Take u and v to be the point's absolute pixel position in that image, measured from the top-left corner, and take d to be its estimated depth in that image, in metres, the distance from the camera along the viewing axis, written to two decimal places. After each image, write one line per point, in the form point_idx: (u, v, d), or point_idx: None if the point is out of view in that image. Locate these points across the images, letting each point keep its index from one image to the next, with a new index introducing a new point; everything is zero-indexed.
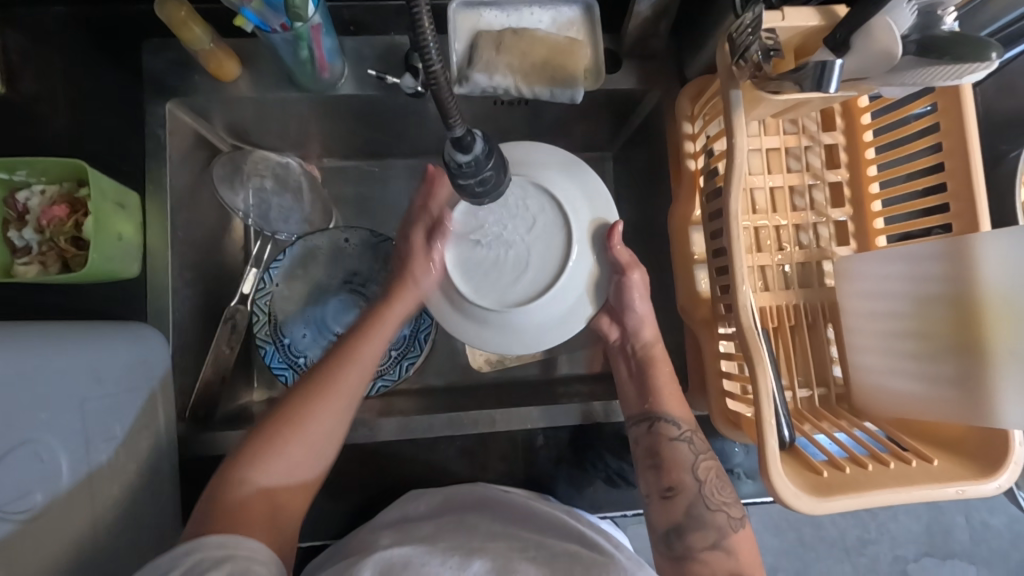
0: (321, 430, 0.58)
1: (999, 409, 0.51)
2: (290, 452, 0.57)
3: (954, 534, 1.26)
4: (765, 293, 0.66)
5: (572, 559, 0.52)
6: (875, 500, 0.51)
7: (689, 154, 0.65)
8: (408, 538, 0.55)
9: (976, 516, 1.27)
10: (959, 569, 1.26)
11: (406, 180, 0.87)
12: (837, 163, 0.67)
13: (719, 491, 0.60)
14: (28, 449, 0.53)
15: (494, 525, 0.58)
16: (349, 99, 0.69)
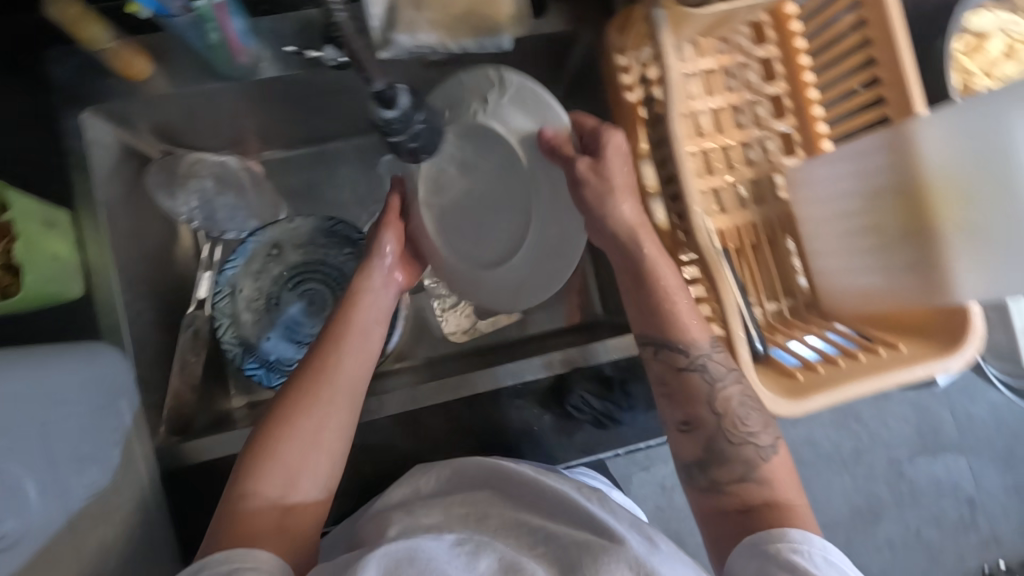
0: (348, 400, 0.56)
1: (957, 285, 0.52)
2: (321, 423, 0.55)
3: (942, 430, 1.31)
4: (721, 216, 0.67)
5: (579, 546, 0.49)
6: (848, 392, 0.53)
7: (626, 86, 0.63)
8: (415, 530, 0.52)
9: (960, 409, 1.32)
10: (951, 462, 1.31)
11: (353, 164, 0.87)
12: (774, 75, 0.67)
13: (744, 422, 0.56)
14: None
15: (502, 507, 0.56)
16: (274, 82, 0.66)
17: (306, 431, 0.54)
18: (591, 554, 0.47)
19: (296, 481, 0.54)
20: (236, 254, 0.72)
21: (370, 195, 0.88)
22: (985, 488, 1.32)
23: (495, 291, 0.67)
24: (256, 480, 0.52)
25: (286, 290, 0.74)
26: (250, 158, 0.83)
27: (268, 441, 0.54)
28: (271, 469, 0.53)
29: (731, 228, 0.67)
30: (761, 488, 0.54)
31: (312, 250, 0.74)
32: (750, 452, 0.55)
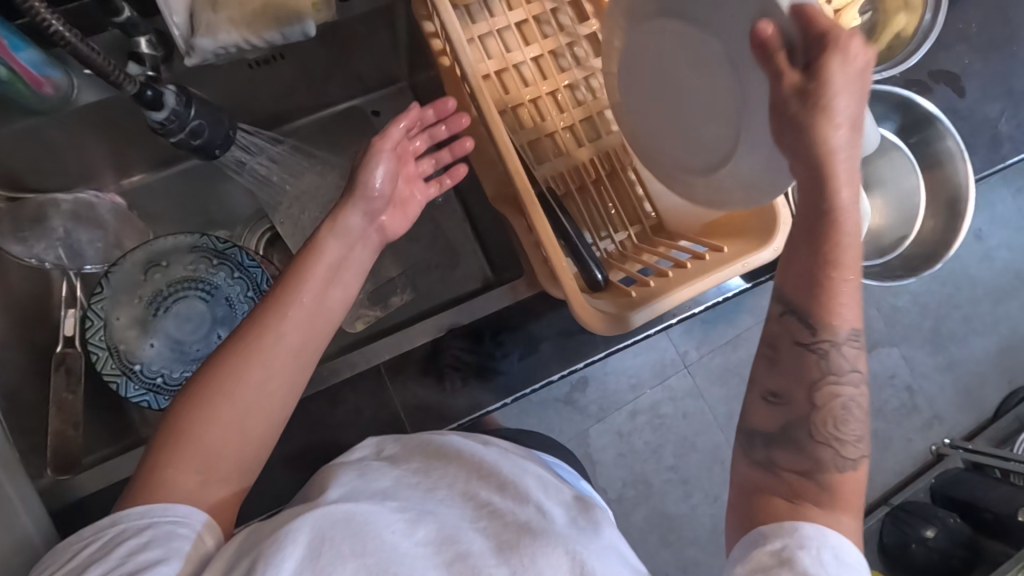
0: (278, 372, 0.52)
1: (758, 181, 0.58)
2: (254, 396, 0.51)
3: (871, 325, 1.34)
4: (559, 158, 0.68)
5: (514, 527, 0.50)
6: (673, 301, 0.55)
7: (438, 50, 0.65)
8: (360, 493, 0.53)
9: (885, 302, 1.35)
10: (885, 355, 1.34)
11: (216, 180, 0.86)
12: (587, 16, 0.69)
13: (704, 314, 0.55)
14: None
15: (450, 477, 0.57)
16: (94, 108, 0.67)
17: (239, 405, 0.51)
18: (527, 540, 0.49)
19: (221, 451, 0.50)
20: (102, 284, 0.71)
21: (241, 203, 0.87)
22: (919, 371, 1.34)
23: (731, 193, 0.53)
24: (180, 444, 0.49)
25: (159, 311, 0.74)
26: (110, 189, 0.82)
27: (197, 403, 0.50)
28: (200, 434, 0.49)
29: (570, 170, 0.68)
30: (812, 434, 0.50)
31: (181, 267, 0.75)
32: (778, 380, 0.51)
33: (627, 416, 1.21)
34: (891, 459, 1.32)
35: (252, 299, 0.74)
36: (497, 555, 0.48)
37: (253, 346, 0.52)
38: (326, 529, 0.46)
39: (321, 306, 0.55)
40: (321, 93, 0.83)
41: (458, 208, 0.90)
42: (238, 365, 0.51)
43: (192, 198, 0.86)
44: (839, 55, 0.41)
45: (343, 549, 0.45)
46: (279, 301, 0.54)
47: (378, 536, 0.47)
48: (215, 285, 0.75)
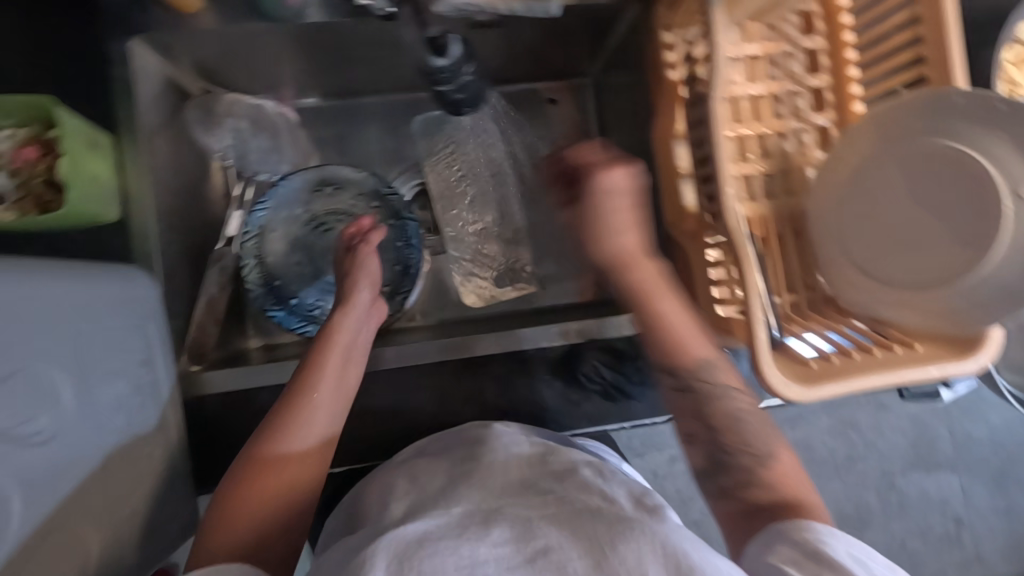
0: (315, 443, 0.57)
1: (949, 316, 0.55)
2: (297, 470, 0.56)
3: (938, 445, 1.26)
4: (750, 202, 0.67)
5: (597, 520, 0.46)
6: (863, 384, 0.53)
7: (669, 64, 0.63)
8: (426, 506, 0.53)
9: (960, 427, 1.26)
10: (944, 482, 1.26)
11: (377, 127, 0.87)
12: (818, 68, 0.67)
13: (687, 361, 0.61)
14: (32, 374, 0.41)
15: (496, 475, 0.55)
16: (319, 28, 0.67)
17: (284, 479, 0.55)
18: (612, 529, 0.45)
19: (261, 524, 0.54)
20: (267, 195, 0.72)
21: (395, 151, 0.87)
22: (974, 507, 1.26)
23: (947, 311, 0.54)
24: (235, 515, 0.53)
25: (307, 234, 0.75)
26: (285, 103, 0.83)
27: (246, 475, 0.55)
28: (250, 506, 0.54)
29: (758, 217, 0.67)
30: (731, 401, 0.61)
31: (342, 201, 0.76)
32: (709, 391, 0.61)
33: (666, 459, 1.14)
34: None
35: (400, 251, 0.76)
36: (580, 547, 0.44)
37: (292, 424, 0.56)
38: (402, 552, 0.44)
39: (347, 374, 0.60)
40: (510, 69, 0.82)
41: None
42: (275, 447, 0.55)
43: (352, 134, 0.87)
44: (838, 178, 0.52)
45: (424, 566, 0.43)
46: (312, 373, 0.58)
47: (452, 550, 0.45)
48: (368, 228, 0.76)
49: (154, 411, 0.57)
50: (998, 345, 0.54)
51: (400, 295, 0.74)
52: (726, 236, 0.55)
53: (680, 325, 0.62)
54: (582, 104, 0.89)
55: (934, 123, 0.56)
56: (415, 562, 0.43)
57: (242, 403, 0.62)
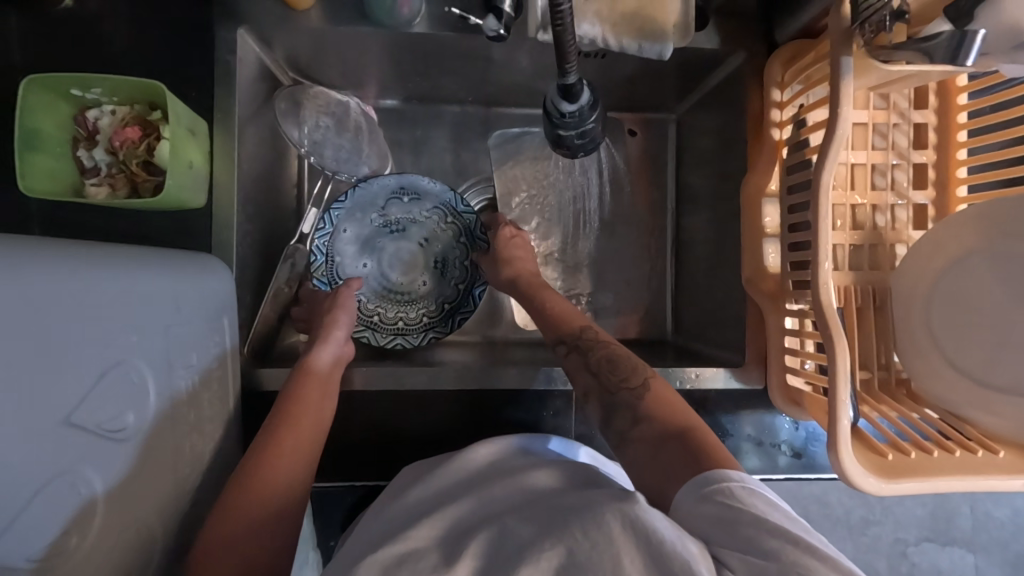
0: (302, 457, 0.54)
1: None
2: (290, 473, 0.53)
3: (956, 520, 1.13)
4: (838, 273, 0.64)
5: (567, 512, 0.43)
6: (942, 486, 0.51)
7: (776, 122, 0.63)
8: (407, 521, 0.51)
9: (980, 505, 1.14)
10: (957, 557, 1.14)
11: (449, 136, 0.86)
12: (925, 144, 0.65)
13: (614, 371, 0.58)
14: (121, 371, 0.41)
15: (474, 490, 0.53)
16: (420, 39, 0.67)
17: (272, 499, 0.51)
18: (581, 517, 0.41)
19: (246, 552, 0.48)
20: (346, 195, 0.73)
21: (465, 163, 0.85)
22: None
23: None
24: (215, 544, 0.47)
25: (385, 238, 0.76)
26: (367, 103, 0.82)
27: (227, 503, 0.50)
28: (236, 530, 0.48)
29: (843, 287, 0.65)
30: (651, 425, 0.53)
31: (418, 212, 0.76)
32: (627, 397, 0.56)
33: None
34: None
35: (468, 270, 0.76)
36: (549, 536, 0.41)
37: (275, 442, 0.53)
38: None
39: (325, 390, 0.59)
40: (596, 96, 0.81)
41: (666, 256, 0.86)
42: (260, 465, 0.52)
43: (426, 140, 0.85)
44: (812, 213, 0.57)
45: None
46: (294, 393, 0.57)
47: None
48: (438, 240, 0.76)
49: (220, 408, 0.56)
50: None
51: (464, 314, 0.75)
52: (817, 312, 0.53)
53: (598, 356, 0.60)
54: (661, 139, 0.87)
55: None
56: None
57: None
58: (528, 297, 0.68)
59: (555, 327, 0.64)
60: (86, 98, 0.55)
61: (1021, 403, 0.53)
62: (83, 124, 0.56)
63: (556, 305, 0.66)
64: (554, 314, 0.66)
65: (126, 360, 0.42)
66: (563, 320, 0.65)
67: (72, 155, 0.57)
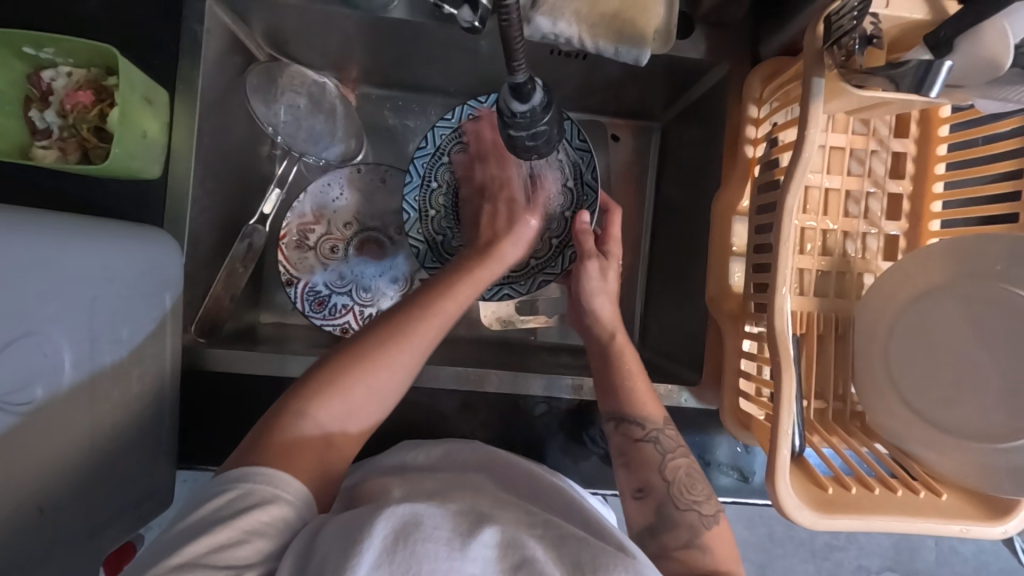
0: (373, 403, 0.54)
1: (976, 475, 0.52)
2: (393, 368, 0.55)
3: (920, 553, 1.12)
4: (800, 297, 0.63)
5: (581, 545, 0.43)
6: (876, 524, 0.50)
7: (750, 139, 0.63)
8: (417, 494, 0.51)
9: (946, 539, 1.13)
10: None
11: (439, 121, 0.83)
12: (902, 173, 0.64)
13: (689, 490, 0.58)
14: (31, 341, 0.45)
15: (483, 492, 0.53)
16: (398, 24, 0.65)
17: (367, 390, 0.53)
18: (598, 558, 0.42)
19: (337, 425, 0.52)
20: (425, 141, 0.72)
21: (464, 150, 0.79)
22: None
23: (978, 468, 0.51)
24: (279, 445, 0.48)
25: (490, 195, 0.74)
26: (347, 86, 0.79)
27: (301, 403, 0.52)
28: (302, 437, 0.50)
29: (804, 313, 0.63)
30: (704, 556, 0.54)
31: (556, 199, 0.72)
32: (692, 519, 0.56)
33: None
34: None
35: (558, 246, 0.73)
36: (564, 567, 0.41)
37: (358, 370, 0.53)
38: (401, 528, 0.41)
39: (420, 354, 0.56)
40: (581, 98, 0.80)
41: (639, 267, 0.85)
42: (374, 351, 0.55)
43: (403, 127, 0.82)
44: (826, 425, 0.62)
45: (418, 551, 0.40)
46: (391, 336, 0.55)
47: (444, 537, 0.41)
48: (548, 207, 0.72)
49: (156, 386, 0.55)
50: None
51: (511, 284, 0.72)
52: (768, 334, 0.52)
53: (674, 465, 0.59)
54: (646, 148, 0.85)
55: (1010, 267, 0.51)
56: (410, 544, 0.40)
57: (235, 382, 0.60)
58: (607, 360, 0.64)
59: (624, 403, 0.61)
60: (40, 58, 0.54)
61: (969, 448, 0.52)
62: (37, 84, 0.55)
63: (637, 378, 0.63)
64: (628, 392, 0.62)
65: (39, 329, 0.46)
66: (640, 402, 0.61)
67: (24, 115, 0.56)
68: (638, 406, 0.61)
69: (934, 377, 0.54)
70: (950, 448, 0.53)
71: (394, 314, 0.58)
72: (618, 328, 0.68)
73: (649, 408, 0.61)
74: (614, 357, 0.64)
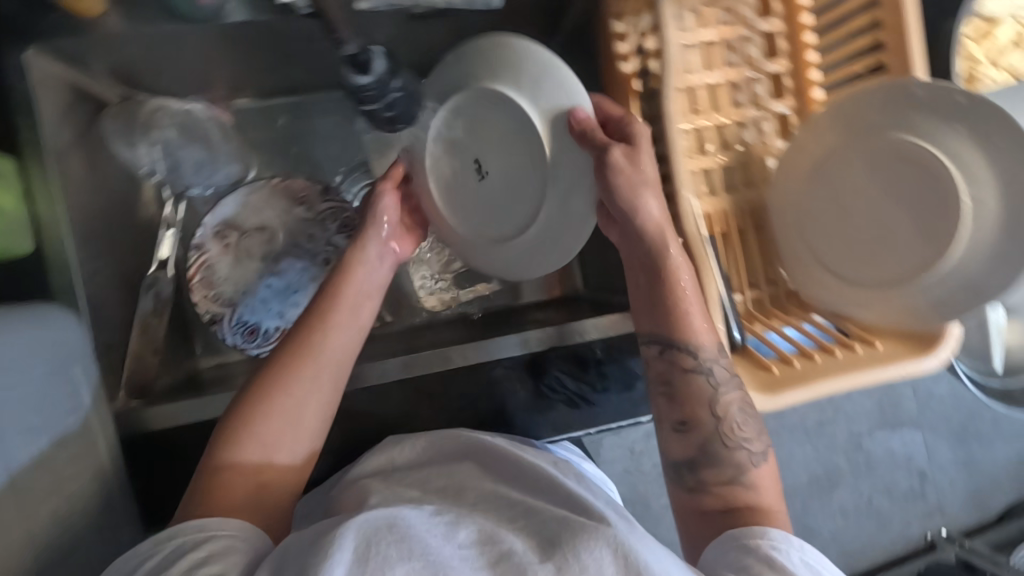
0: (307, 414, 0.52)
1: (909, 321, 0.53)
2: (325, 361, 0.53)
3: (902, 404, 1.18)
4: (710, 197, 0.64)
5: (560, 522, 0.44)
6: (822, 390, 0.52)
7: (621, 56, 0.61)
8: (392, 502, 0.50)
9: (923, 386, 1.18)
10: (907, 437, 1.18)
11: (328, 120, 0.80)
12: (777, 52, 0.64)
13: (742, 428, 0.52)
14: None
15: (468, 492, 0.52)
16: (243, 28, 0.61)
17: (294, 393, 0.52)
18: (574, 535, 0.42)
19: (278, 440, 0.51)
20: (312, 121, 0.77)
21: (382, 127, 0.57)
22: (937, 462, 1.19)
23: (908, 313, 0.53)
24: (214, 497, 0.47)
25: (473, 185, 0.61)
26: (218, 106, 0.76)
27: (230, 443, 0.49)
28: (239, 464, 0.49)
29: (719, 212, 0.64)
30: (754, 495, 0.51)
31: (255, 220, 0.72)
32: (741, 458, 0.52)
33: (644, 438, 1.12)
34: (883, 537, 1.19)
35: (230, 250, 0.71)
36: (540, 552, 0.42)
37: (276, 387, 0.51)
38: (372, 531, 0.42)
39: (340, 367, 0.54)
40: (458, 55, 0.77)
41: None
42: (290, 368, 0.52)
43: (290, 134, 0.80)
44: (751, 316, 0.63)
45: (392, 551, 0.41)
46: (300, 347, 0.53)
47: (427, 534, 0.43)
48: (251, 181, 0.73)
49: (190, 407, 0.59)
50: (959, 339, 0.53)
51: None
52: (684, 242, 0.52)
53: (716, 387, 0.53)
54: None
55: (888, 116, 0.53)
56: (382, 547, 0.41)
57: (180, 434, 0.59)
58: (655, 276, 0.54)
59: (671, 329, 0.54)
60: None
61: (893, 294, 0.53)
62: None
63: (689, 301, 0.54)
64: (681, 316, 0.54)
65: None
66: (689, 328, 0.53)
67: None
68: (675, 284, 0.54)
69: (852, 239, 0.55)
70: (879, 299, 0.54)
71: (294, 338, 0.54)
72: (669, 238, 0.54)
73: (701, 334, 0.54)
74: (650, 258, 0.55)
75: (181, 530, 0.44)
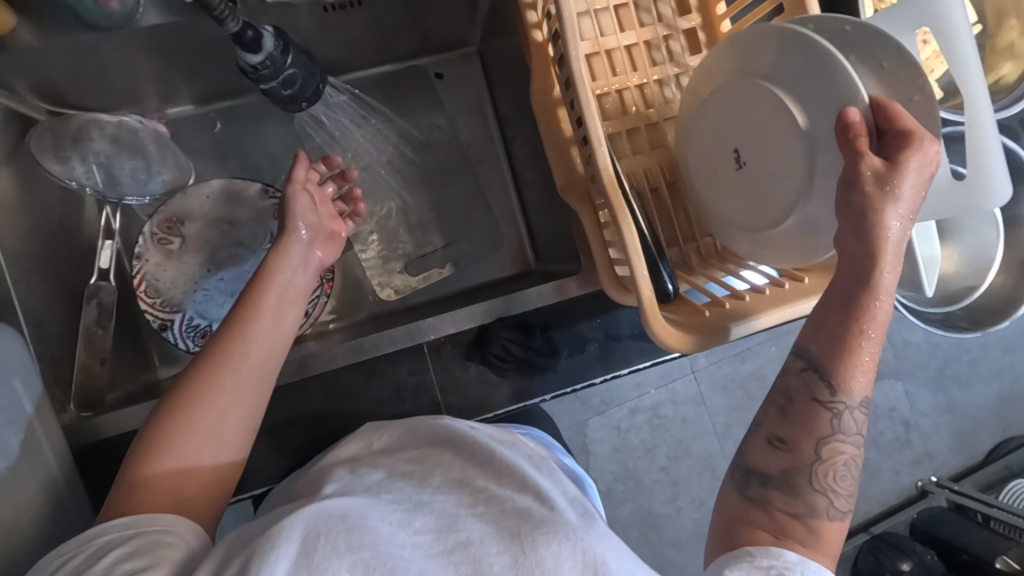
0: (234, 409, 0.51)
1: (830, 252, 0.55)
2: (248, 368, 0.52)
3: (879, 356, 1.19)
4: (635, 156, 0.65)
5: (516, 510, 0.44)
6: (753, 326, 0.53)
7: (533, 24, 0.62)
8: (356, 487, 0.48)
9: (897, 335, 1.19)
10: (888, 388, 1.19)
11: (266, 122, 0.81)
12: (688, 9, 0.66)
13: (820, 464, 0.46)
14: None
15: (436, 473, 0.50)
16: (159, 32, 0.62)
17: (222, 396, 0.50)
18: (536, 527, 0.42)
19: (201, 446, 0.49)
20: None
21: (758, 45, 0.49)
22: (921, 409, 1.20)
23: None
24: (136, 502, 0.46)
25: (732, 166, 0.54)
26: (152, 117, 0.76)
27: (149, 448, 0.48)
28: (159, 471, 0.47)
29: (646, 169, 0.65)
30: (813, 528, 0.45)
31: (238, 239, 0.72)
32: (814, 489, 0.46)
33: (627, 413, 1.12)
34: (875, 488, 1.19)
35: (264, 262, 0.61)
36: (500, 539, 0.42)
37: (201, 388, 0.50)
38: (319, 524, 0.41)
39: (271, 364, 0.53)
40: (386, 46, 0.78)
41: (509, 187, 0.85)
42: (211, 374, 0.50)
43: (230, 139, 0.80)
44: (689, 266, 0.64)
45: (339, 542, 0.40)
46: (227, 346, 0.52)
47: (379, 527, 0.42)
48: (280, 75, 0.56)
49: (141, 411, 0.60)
50: None
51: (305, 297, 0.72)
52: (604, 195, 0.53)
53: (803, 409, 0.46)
54: (472, 76, 0.85)
55: None
56: (330, 538, 0.40)
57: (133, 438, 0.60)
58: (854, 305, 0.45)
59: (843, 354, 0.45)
60: None
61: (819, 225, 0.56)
62: None
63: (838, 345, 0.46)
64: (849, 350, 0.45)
65: None
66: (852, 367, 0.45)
67: None
68: (868, 308, 0.44)
69: None
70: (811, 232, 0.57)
71: (218, 334, 0.53)
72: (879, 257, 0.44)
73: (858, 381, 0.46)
74: (887, 249, 0.44)
75: (109, 529, 0.43)
